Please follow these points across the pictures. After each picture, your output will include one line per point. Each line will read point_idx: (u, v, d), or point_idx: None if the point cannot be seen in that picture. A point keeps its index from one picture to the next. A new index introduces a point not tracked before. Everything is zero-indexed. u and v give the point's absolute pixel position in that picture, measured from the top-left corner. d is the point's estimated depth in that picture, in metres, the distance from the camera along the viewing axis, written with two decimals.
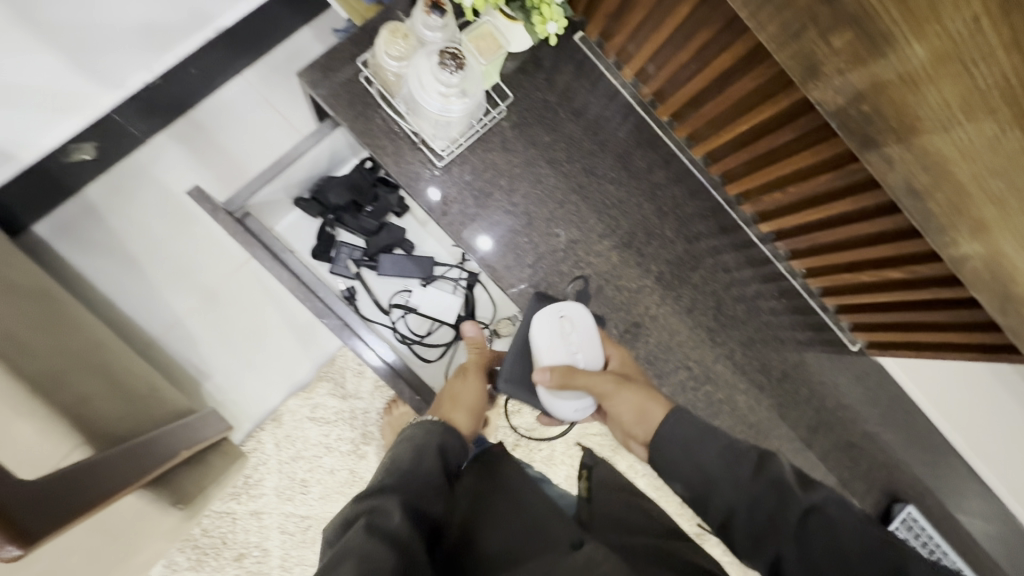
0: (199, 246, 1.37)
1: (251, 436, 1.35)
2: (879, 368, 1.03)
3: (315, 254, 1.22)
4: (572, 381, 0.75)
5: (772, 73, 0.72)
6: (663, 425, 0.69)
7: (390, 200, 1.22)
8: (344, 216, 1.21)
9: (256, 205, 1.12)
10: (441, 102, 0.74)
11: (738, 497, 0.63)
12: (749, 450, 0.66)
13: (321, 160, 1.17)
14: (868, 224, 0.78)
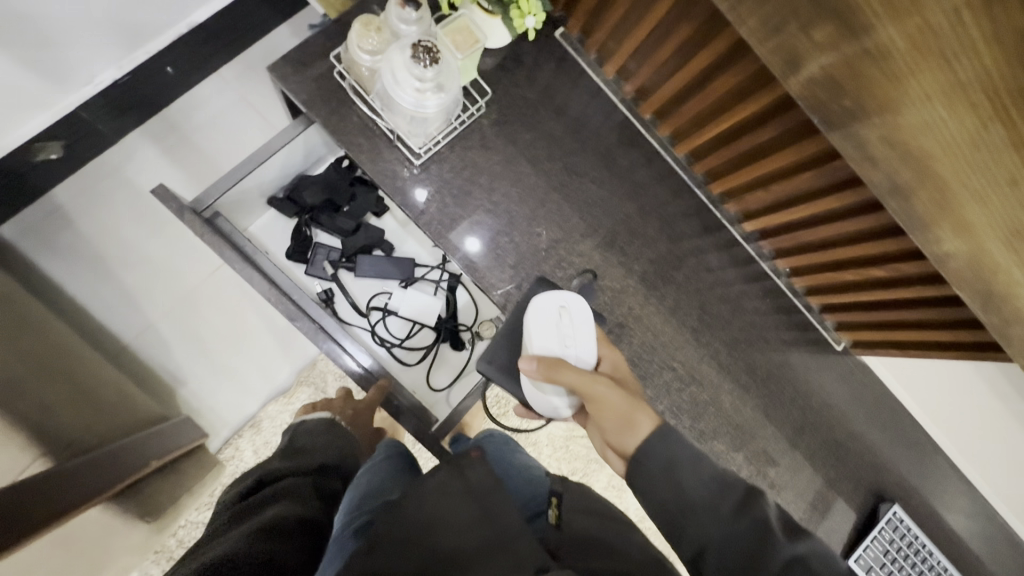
0: (172, 248, 1.33)
1: (228, 443, 1.31)
2: (864, 368, 1.02)
3: (290, 255, 1.18)
4: (555, 374, 0.70)
5: (753, 70, 0.72)
6: (648, 443, 0.64)
7: (368, 199, 1.20)
8: (320, 217, 1.19)
9: (225, 204, 1.05)
10: (415, 98, 0.71)
11: (715, 531, 0.59)
12: (738, 483, 0.62)
13: (297, 159, 1.14)
14: (852, 222, 0.78)
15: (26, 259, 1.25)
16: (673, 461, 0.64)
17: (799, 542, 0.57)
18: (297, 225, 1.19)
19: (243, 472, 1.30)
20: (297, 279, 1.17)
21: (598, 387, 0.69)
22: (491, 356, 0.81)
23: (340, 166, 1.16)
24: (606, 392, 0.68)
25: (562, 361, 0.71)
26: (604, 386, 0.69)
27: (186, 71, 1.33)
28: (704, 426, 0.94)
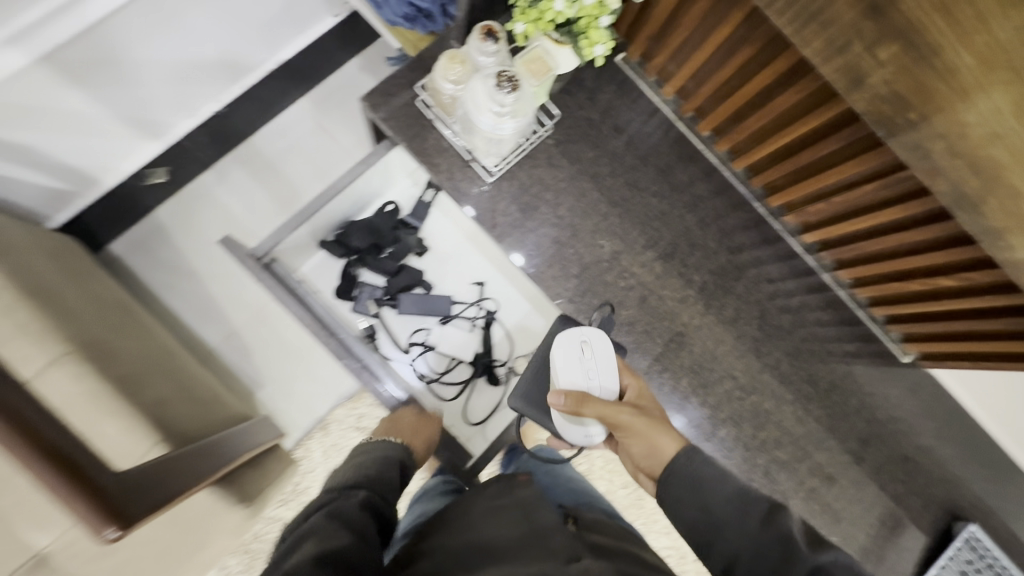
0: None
1: (301, 444, 1.40)
2: (934, 381, 1.00)
3: (337, 296, 1.11)
4: (583, 409, 0.79)
5: (817, 86, 0.74)
6: (676, 460, 0.72)
7: (409, 241, 1.11)
8: (367, 258, 1.11)
9: (282, 249, 1.00)
10: (494, 121, 0.79)
11: (746, 544, 0.65)
12: (760, 500, 0.67)
13: (346, 206, 1.07)
14: (917, 232, 0.79)
15: (132, 271, 1.40)
16: (703, 477, 0.70)
17: (823, 552, 0.60)
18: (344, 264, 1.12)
19: (313, 472, 1.39)
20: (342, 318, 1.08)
21: (624, 417, 0.78)
22: (522, 392, 0.91)
23: (386, 212, 1.10)
24: (632, 421, 0.77)
25: (589, 397, 0.80)
26: (629, 415, 0.78)
27: (271, 102, 1.47)
28: (765, 436, 0.95)
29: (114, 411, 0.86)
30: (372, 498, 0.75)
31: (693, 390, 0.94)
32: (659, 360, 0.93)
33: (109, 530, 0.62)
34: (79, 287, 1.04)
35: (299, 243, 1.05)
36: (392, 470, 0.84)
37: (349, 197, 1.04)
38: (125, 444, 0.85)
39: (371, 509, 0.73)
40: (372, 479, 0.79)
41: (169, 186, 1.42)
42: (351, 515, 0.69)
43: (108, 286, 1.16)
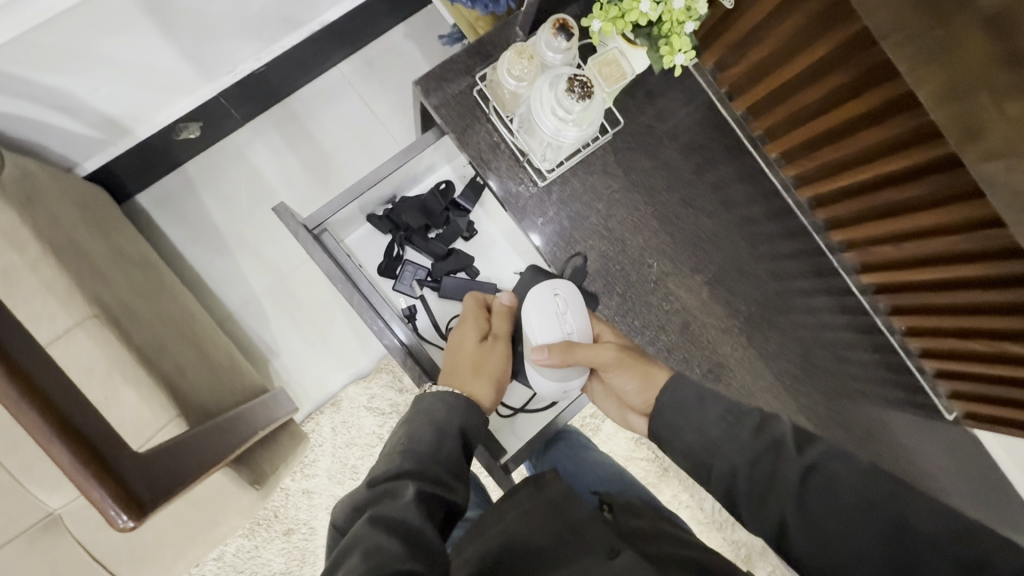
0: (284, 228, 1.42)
1: (311, 417, 1.39)
2: (973, 440, 0.97)
3: (381, 272, 1.04)
4: (571, 357, 0.79)
5: (916, 124, 0.69)
6: (663, 389, 0.69)
7: (459, 224, 1.05)
8: (415, 237, 1.04)
9: (334, 222, 0.95)
10: (556, 126, 0.73)
11: (741, 455, 0.61)
12: (751, 412, 0.64)
13: (401, 181, 1.01)
14: (993, 293, 0.74)
15: (156, 226, 1.38)
16: (688, 399, 0.67)
17: (809, 451, 0.58)
18: (391, 241, 1.05)
19: (321, 446, 1.39)
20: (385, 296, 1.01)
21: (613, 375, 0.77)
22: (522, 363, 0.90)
23: (438, 190, 1.04)
24: (622, 378, 0.76)
25: (572, 344, 0.80)
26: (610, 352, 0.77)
27: (311, 64, 1.40)
28: None
29: (133, 380, 0.84)
30: (421, 491, 0.63)
31: None
32: None
33: (125, 519, 0.61)
34: (105, 242, 1.01)
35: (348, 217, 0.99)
36: (452, 440, 0.71)
37: (404, 172, 0.98)
38: (142, 417, 0.83)
39: (426, 501, 0.63)
40: (427, 462, 0.67)
41: (200, 142, 1.38)
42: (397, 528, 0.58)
43: (135, 242, 1.13)
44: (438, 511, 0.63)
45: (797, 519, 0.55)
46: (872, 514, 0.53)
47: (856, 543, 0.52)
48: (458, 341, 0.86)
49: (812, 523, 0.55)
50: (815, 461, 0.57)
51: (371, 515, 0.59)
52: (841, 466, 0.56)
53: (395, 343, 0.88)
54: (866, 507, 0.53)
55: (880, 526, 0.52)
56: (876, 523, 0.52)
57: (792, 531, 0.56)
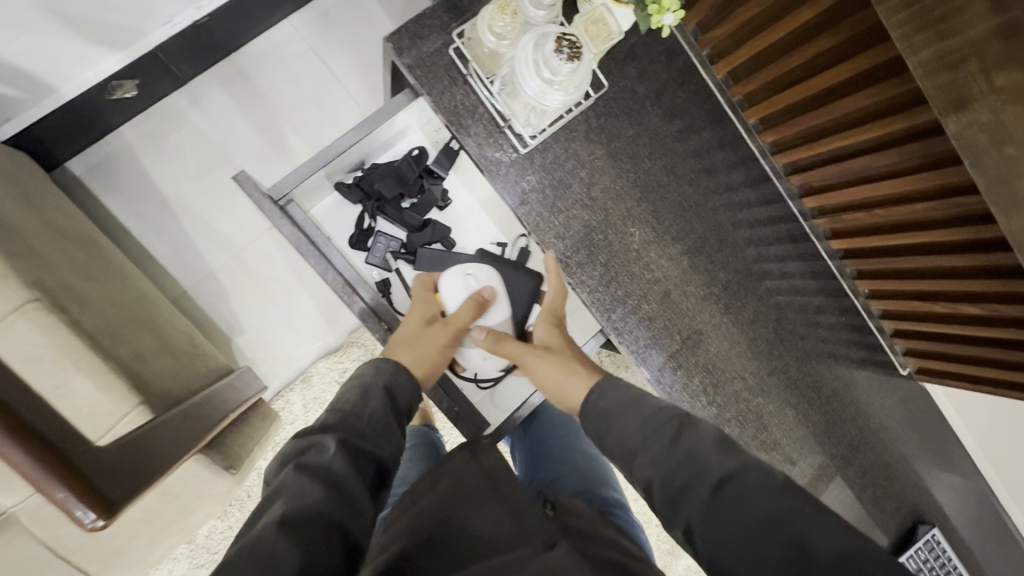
0: (238, 201, 1.33)
1: (280, 395, 1.35)
2: (923, 393, 1.05)
3: (352, 245, 0.98)
4: (499, 348, 0.81)
5: (899, 92, 0.69)
6: (592, 393, 0.69)
7: (434, 194, 1.00)
8: (387, 206, 0.98)
9: (299, 192, 0.88)
10: (541, 89, 0.70)
11: (654, 467, 0.59)
12: (670, 419, 0.61)
13: (371, 147, 0.95)
14: (958, 258, 0.78)
15: (94, 196, 1.25)
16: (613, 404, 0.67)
17: (733, 458, 0.55)
18: (361, 212, 0.99)
19: (293, 423, 1.35)
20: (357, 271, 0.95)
21: (533, 359, 0.77)
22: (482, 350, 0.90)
23: (411, 157, 0.97)
24: (542, 363, 0.77)
25: (505, 336, 0.82)
26: (536, 358, 0.77)
27: (260, 15, 1.28)
28: (766, 436, 0.93)
29: (88, 370, 0.77)
30: (346, 446, 0.64)
31: (704, 389, 0.90)
32: (674, 359, 0.89)
33: (92, 519, 0.60)
34: (38, 217, 0.91)
35: (315, 185, 0.92)
36: (377, 399, 0.71)
37: (375, 138, 0.92)
38: (104, 407, 0.77)
39: (351, 453, 0.63)
40: (350, 419, 0.67)
41: (138, 103, 1.24)
42: (322, 480, 0.58)
43: (72, 216, 1.03)
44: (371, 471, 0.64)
45: (704, 530, 0.53)
46: (772, 530, 0.50)
47: (759, 566, 0.49)
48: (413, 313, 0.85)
49: (725, 542, 0.52)
50: (730, 471, 0.54)
51: (296, 462, 0.60)
52: (759, 476, 0.53)
53: (374, 321, 0.84)
54: (771, 521, 0.50)
55: (779, 545, 0.49)
56: (777, 540, 0.49)
57: (699, 542, 0.54)
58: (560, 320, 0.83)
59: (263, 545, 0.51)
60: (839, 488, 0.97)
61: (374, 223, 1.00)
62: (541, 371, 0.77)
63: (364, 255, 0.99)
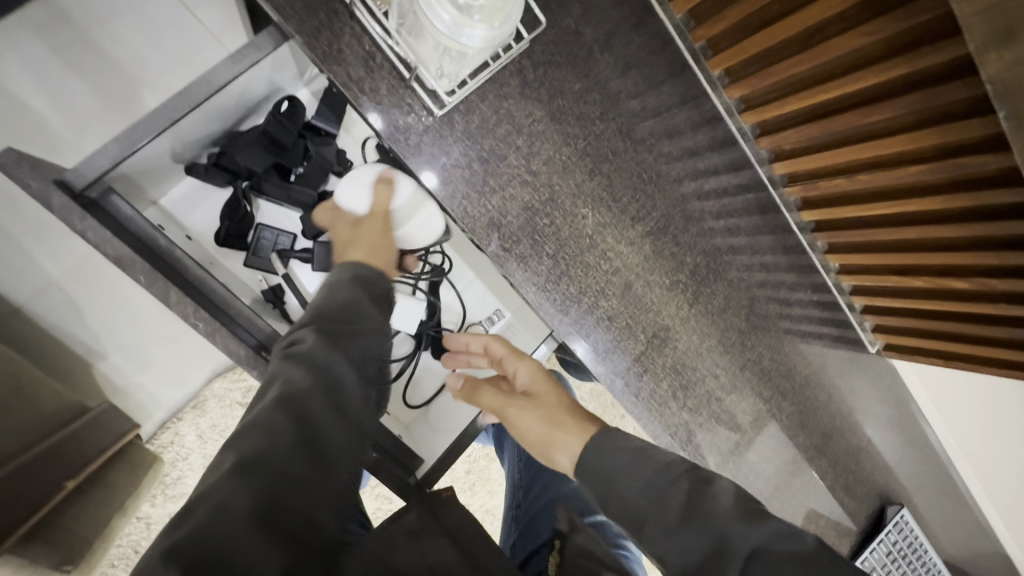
0: (10, 198, 0.74)
1: (166, 427, 1.07)
2: (890, 368, 0.99)
3: (222, 243, 0.75)
4: (476, 399, 0.68)
5: (906, 25, 0.56)
6: (588, 447, 0.57)
7: (328, 156, 0.77)
8: (264, 184, 0.76)
9: (132, 174, 0.63)
10: (454, 20, 0.51)
11: (669, 543, 0.49)
12: (678, 477, 0.52)
13: (233, 109, 0.70)
14: (952, 229, 0.68)
15: None
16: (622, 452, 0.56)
17: (761, 524, 0.47)
18: (231, 198, 0.76)
19: (187, 459, 1.08)
20: (236, 279, 0.72)
21: (511, 411, 0.64)
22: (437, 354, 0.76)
23: (280, 113, 0.73)
24: (521, 414, 0.64)
25: (481, 384, 0.68)
26: (515, 409, 0.64)
27: None
28: (740, 438, 0.82)
29: None
30: (329, 334, 0.56)
31: (673, 394, 0.77)
32: (639, 362, 0.75)
33: None
34: None
35: (156, 166, 0.67)
36: (347, 290, 0.61)
37: (239, 93, 0.67)
38: None
39: (340, 345, 0.56)
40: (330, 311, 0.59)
41: None
42: (312, 362, 0.53)
43: None
44: (359, 361, 0.58)
45: None
46: None
47: None
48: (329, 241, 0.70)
49: None
50: (758, 543, 0.46)
51: (284, 349, 0.54)
52: (788, 546, 0.45)
53: (249, 354, 0.61)
54: None
55: None
56: None
57: None
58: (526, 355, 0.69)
59: (263, 419, 0.48)
60: (828, 494, 0.91)
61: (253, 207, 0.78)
62: (521, 424, 0.64)
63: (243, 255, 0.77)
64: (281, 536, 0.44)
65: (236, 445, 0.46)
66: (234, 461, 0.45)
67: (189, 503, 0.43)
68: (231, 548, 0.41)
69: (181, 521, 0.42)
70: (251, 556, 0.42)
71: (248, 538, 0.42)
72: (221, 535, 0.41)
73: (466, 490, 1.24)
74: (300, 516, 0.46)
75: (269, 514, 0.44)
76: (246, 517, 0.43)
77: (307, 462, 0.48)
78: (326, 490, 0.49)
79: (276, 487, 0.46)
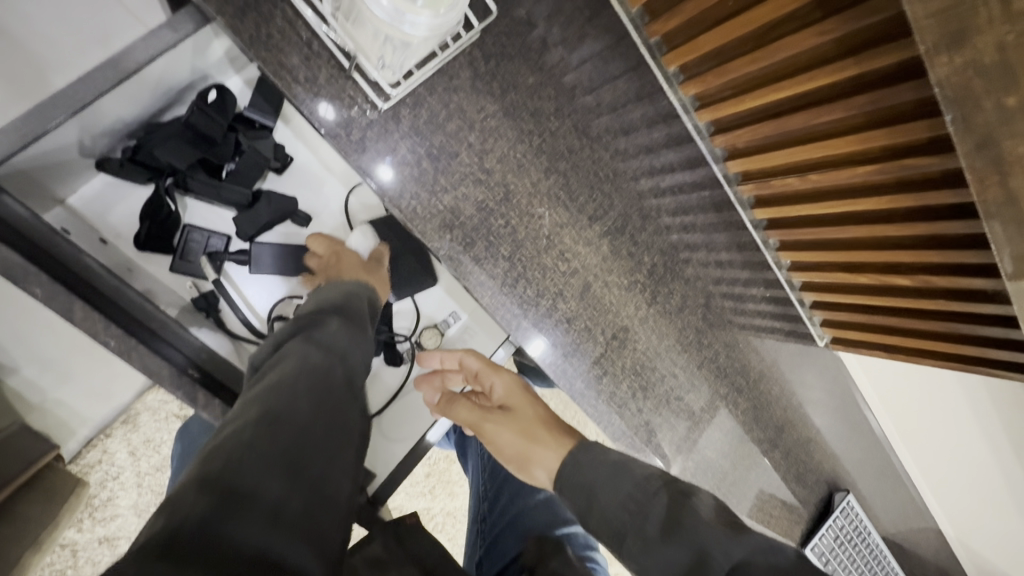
0: None
1: (91, 445, 0.96)
2: (836, 360, 1.03)
3: (142, 247, 0.67)
4: (450, 412, 0.66)
5: (856, 26, 0.57)
6: (563, 465, 0.56)
7: (262, 153, 0.71)
8: (191, 182, 0.69)
9: (29, 169, 0.54)
10: (395, 6, 0.46)
11: (644, 556, 0.47)
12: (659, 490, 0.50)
13: (147, 98, 0.62)
14: (895, 228, 0.70)
15: None
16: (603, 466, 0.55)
17: (743, 539, 0.45)
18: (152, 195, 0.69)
19: (118, 479, 0.98)
20: (160, 288, 0.66)
21: (487, 426, 0.62)
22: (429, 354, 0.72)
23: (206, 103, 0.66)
24: (496, 431, 0.61)
25: (458, 397, 0.66)
26: (493, 423, 0.62)
27: None
28: (698, 435, 0.83)
29: None
30: (346, 326, 0.55)
31: (633, 395, 0.76)
32: (598, 365, 0.73)
33: None
34: None
35: (60, 161, 0.59)
36: (358, 295, 0.61)
37: (156, 80, 0.60)
38: None
39: (351, 337, 0.55)
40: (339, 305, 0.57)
41: None
42: (326, 345, 0.51)
43: None
44: (364, 354, 0.55)
45: None
46: None
47: None
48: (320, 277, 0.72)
49: None
50: (740, 558, 0.44)
51: (300, 329, 0.52)
52: (769, 560, 0.43)
53: (172, 371, 0.56)
54: None
55: None
56: None
57: None
58: (502, 368, 0.67)
59: (283, 383, 0.44)
60: (782, 484, 0.94)
61: (179, 205, 0.71)
62: (497, 439, 0.62)
63: (168, 258, 0.70)
64: (309, 488, 0.39)
65: (258, 401, 0.42)
66: (259, 412, 0.41)
67: (211, 448, 0.37)
68: (263, 488, 0.36)
69: (205, 464, 0.36)
70: (282, 501, 0.37)
71: (277, 482, 0.37)
72: (254, 474, 0.36)
73: (426, 494, 1.20)
74: (325, 475, 0.42)
75: (296, 465, 0.40)
76: (276, 462, 0.38)
77: (326, 427, 0.44)
78: (344, 457, 0.45)
79: (303, 441, 0.41)
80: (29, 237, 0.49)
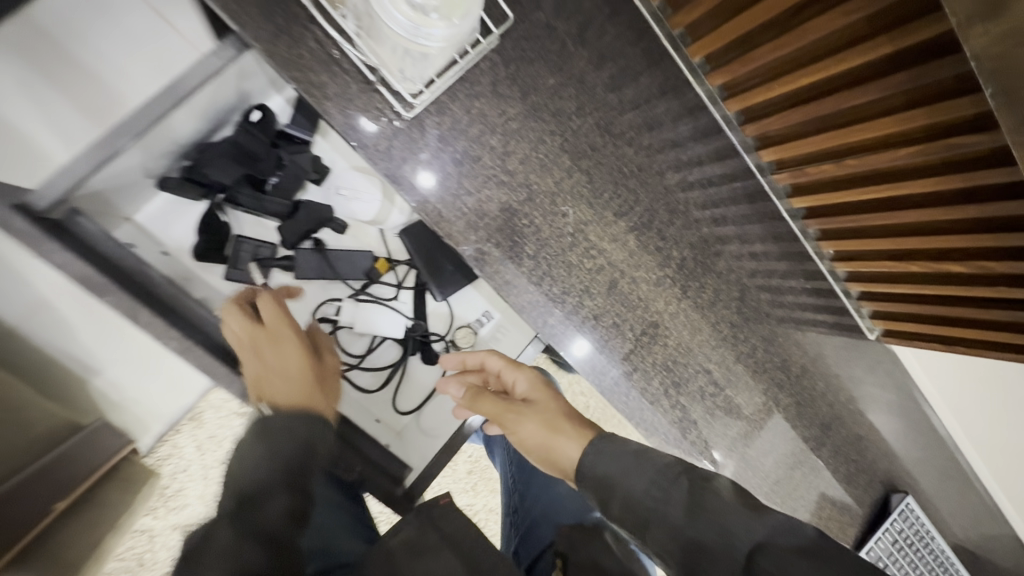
0: None
1: (164, 440, 1.06)
2: (890, 354, 0.97)
3: (199, 257, 0.74)
4: (480, 407, 0.65)
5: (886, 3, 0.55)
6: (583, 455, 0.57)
7: (302, 164, 0.77)
8: (240, 195, 0.76)
9: (104, 191, 0.61)
10: (412, 20, 0.50)
11: (671, 538, 0.49)
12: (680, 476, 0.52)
13: (197, 120, 0.68)
14: (942, 212, 0.66)
15: None
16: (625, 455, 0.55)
17: (763, 520, 0.47)
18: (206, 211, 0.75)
19: (186, 471, 1.07)
20: (216, 294, 0.72)
21: (511, 418, 0.63)
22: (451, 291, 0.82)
23: (251, 124, 0.74)
24: (520, 422, 0.63)
25: (487, 392, 0.66)
26: (516, 416, 0.63)
27: None
28: (737, 432, 0.81)
29: None
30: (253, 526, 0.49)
31: (665, 391, 0.75)
32: (629, 361, 0.73)
33: None
34: None
35: (128, 181, 0.65)
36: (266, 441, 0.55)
37: (205, 104, 0.66)
38: None
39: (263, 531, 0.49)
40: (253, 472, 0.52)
41: None
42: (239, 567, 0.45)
43: None
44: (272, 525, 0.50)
45: None
46: None
47: None
48: (261, 381, 0.62)
49: None
50: (762, 538, 0.46)
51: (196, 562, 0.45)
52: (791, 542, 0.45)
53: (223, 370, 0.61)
54: None
55: None
56: None
57: None
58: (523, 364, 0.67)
59: None
60: (831, 482, 0.90)
61: (229, 218, 0.77)
62: (519, 431, 0.63)
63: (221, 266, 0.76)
64: None
65: None
66: None
67: None
68: None
69: None
70: None
71: None
72: None
73: (468, 491, 1.23)
74: None
75: None
76: None
77: None
78: None
79: None
80: (100, 250, 0.55)
